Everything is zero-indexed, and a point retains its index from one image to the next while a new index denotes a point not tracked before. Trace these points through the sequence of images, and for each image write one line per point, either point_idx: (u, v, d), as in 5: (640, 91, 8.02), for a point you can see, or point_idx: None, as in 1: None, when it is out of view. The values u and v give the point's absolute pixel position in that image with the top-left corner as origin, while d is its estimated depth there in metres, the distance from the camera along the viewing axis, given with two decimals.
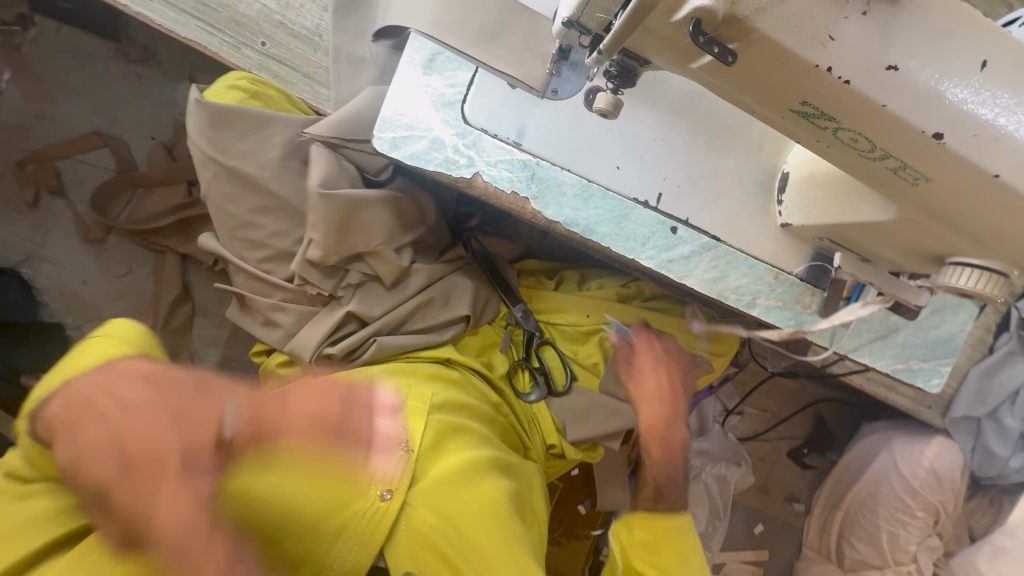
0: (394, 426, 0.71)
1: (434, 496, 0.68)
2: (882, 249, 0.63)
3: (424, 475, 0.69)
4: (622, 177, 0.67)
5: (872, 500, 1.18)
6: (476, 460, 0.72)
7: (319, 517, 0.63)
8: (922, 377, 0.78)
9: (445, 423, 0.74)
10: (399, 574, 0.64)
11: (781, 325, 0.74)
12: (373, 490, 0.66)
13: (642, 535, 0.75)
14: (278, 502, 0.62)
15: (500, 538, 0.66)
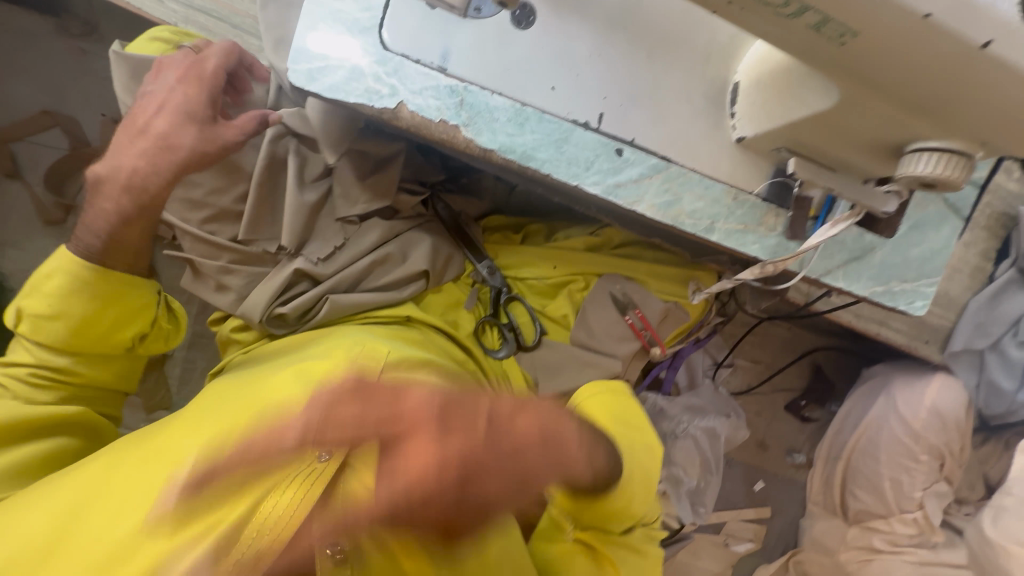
0: (343, 386, 0.65)
1: (379, 460, 0.61)
2: (841, 151, 0.57)
3: (372, 437, 0.62)
4: (559, 98, 0.63)
5: (874, 447, 1.12)
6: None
7: (241, 481, 0.56)
8: (905, 300, 0.73)
9: (402, 382, 0.68)
10: (330, 545, 0.56)
11: (745, 250, 0.69)
12: (308, 453, 0.59)
13: (569, 504, 0.76)
14: (197, 463, 0.57)
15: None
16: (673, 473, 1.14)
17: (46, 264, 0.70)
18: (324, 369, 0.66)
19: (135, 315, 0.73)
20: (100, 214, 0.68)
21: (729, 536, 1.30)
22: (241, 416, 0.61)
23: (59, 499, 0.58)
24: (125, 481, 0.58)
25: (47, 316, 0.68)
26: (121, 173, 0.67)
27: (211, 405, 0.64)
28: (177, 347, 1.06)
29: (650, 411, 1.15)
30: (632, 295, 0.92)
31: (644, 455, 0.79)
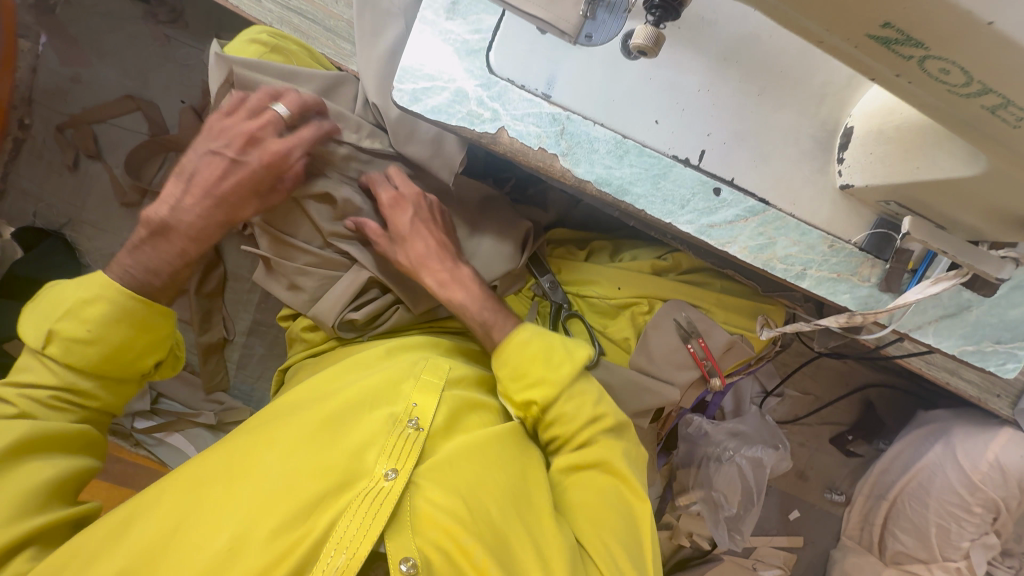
0: (406, 402, 0.66)
1: (443, 472, 0.62)
2: (959, 211, 0.55)
3: (438, 452, 0.64)
4: (661, 132, 0.61)
5: (923, 492, 1.08)
6: (491, 434, 0.68)
7: (319, 499, 0.57)
8: (995, 362, 0.70)
9: (461, 396, 0.70)
10: (402, 560, 0.55)
11: (834, 299, 0.67)
12: (377, 469, 0.60)
13: (504, 375, 0.70)
14: (276, 482, 0.57)
15: (515, 514, 0.62)
16: (713, 497, 1.14)
17: (90, 288, 0.62)
18: (388, 384, 0.67)
19: (162, 344, 0.67)
20: (155, 257, 0.65)
21: (758, 560, 1.30)
22: (313, 437, 0.61)
23: (149, 520, 0.55)
24: (207, 501, 0.56)
25: (80, 341, 0.61)
26: (187, 224, 0.65)
27: (285, 420, 0.63)
28: (238, 333, 1.09)
29: (693, 433, 1.16)
30: (697, 322, 0.91)
31: (555, 349, 0.70)
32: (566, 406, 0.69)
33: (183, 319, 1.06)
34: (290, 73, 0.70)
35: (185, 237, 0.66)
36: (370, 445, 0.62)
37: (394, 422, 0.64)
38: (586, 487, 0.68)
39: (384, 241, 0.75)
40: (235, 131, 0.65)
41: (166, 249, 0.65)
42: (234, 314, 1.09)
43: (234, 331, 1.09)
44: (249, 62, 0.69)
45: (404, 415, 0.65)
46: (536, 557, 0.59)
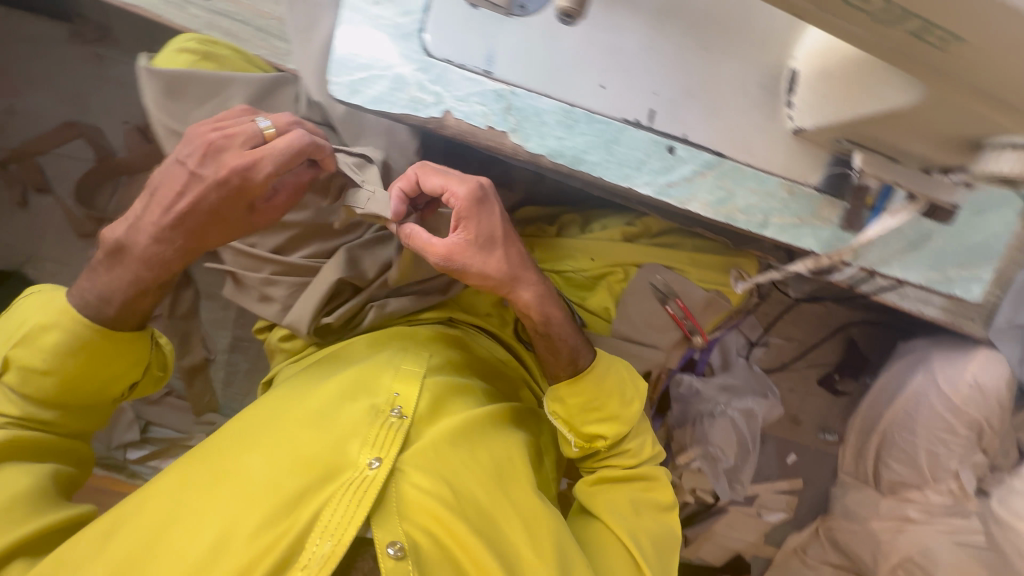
0: (387, 393, 0.66)
1: (428, 457, 0.62)
2: (910, 142, 0.55)
3: (421, 438, 0.64)
4: (608, 97, 0.61)
5: (911, 420, 1.11)
6: (473, 417, 0.69)
7: (302, 493, 0.56)
8: (961, 286, 0.71)
9: (441, 382, 0.71)
10: (389, 544, 0.55)
11: (800, 244, 0.67)
12: (361, 459, 0.60)
13: (575, 401, 0.72)
14: (258, 480, 0.56)
15: (500, 494, 0.64)
16: (710, 452, 1.17)
17: (42, 313, 0.60)
18: (369, 377, 0.68)
19: (129, 365, 0.64)
20: (107, 277, 0.60)
21: (761, 506, 1.34)
22: (294, 434, 0.60)
23: (125, 526, 0.54)
24: (186, 505, 0.55)
25: (38, 370, 0.60)
26: (140, 246, 0.60)
27: (265, 419, 0.62)
28: (219, 351, 1.08)
29: (685, 392, 1.17)
30: (672, 283, 0.91)
31: (627, 380, 0.75)
32: (630, 440, 0.75)
33: None
34: (224, 80, 0.68)
35: (137, 259, 0.60)
36: (351, 436, 0.61)
37: (377, 412, 0.64)
38: (620, 499, 0.72)
39: (472, 249, 0.65)
40: (199, 139, 0.59)
41: (120, 270, 0.60)
42: (213, 333, 1.08)
43: (215, 350, 1.08)
44: (180, 73, 0.66)
45: (387, 404, 0.65)
46: (523, 533, 0.62)
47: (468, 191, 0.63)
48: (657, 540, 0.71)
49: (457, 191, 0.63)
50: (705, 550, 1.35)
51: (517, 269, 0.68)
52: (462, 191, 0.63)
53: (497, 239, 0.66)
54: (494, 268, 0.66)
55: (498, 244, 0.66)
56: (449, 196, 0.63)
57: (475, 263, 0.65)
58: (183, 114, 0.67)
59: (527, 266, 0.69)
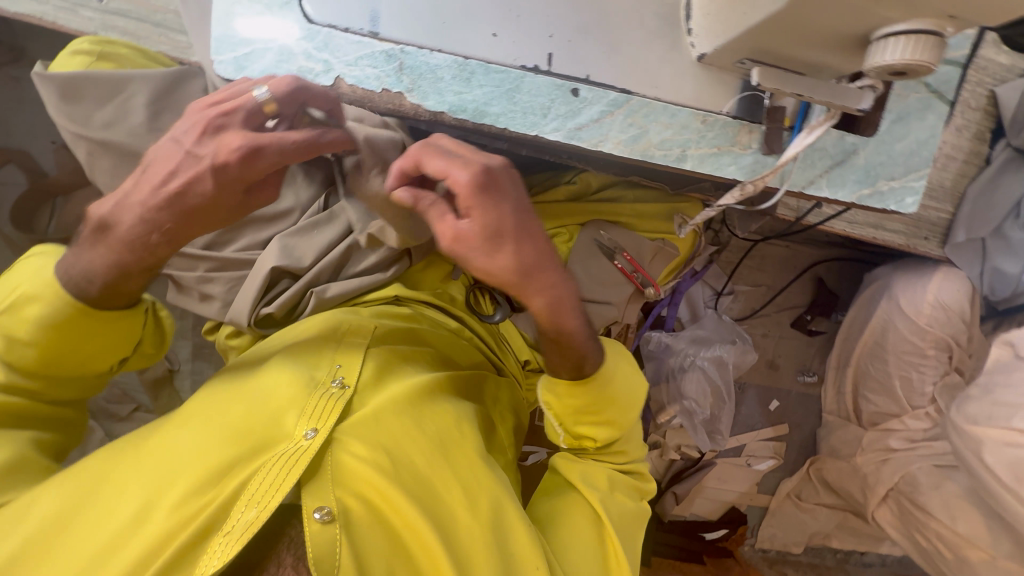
0: (330, 364, 0.65)
1: (368, 427, 0.60)
2: (811, 51, 0.53)
3: (362, 408, 0.62)
4: (503, 45, 0.60)
5: (881, 348, 1.11)
6: (417, 385, 0.67)
7: (230, 463, 0.54)
8: (895, 200, 0.70)
9: (386, 354, 0.70)
10: (316, 510, 0.53)
11: (721, 173, 0.66)
12: (297, 429, 0.58)
13: (572, 401, 0.69)
14: (187, 452, 0.55)
15: (441, 460, 0.61)
16: (686, 406, 1.16)
17: (25, 284, 0.59)
18: (311, 348, 0.66)
19: (116, 341, 0.61)
20: (94, 260, 0.57)
21: (750, 456, 1.34)
22: (230, 407, 0.59)
23: (50, 499, 0.53)
24: (115, 480, 0.54)
25: (22, 343, 0.58)
26: (126, 226, 0.56)
27: (203, 396, 0.61)
28: (182, 361, 1.08)
29: (656, 349, 1.18)
30: (619, 237, 0.91)
31: (632, 381, 0.72)
32: (624, 441, 0.73)
33: None
34: (123, 78, 0.67)
35: (122, 245, 0.56)
36: (288, 408, 0.60)
37: (317, 383, 0.62)
38: (594, 471, 0.70)
39: (473, 243, 0.55)
40: (197, 116, 0.55)
41: (102, 251, 0.56)
42: (174, 343, 1.07)
43: (178, 360, 1.07)
44: (76, 75, 0.65)
45: (328, 376, 0.64)
46: (463, 500, 0.60)
47: (467, 176, 0.53)
48: (629, 512, 0.69)
49: (458, 175, 0.53)
50: (698, 504, 1.35)
51: (531, 270, 0.58)
52: (461, 178, 0.53)
53: (505, 234, 0.55)
54: (492, 272, 0.56)
55: (506, 240, 0.55)
56: (449, 181, 0.53)
57: (477, 258, 0.55)
58: (86, 117, 0.66)
59: (545, 268, 0.59)
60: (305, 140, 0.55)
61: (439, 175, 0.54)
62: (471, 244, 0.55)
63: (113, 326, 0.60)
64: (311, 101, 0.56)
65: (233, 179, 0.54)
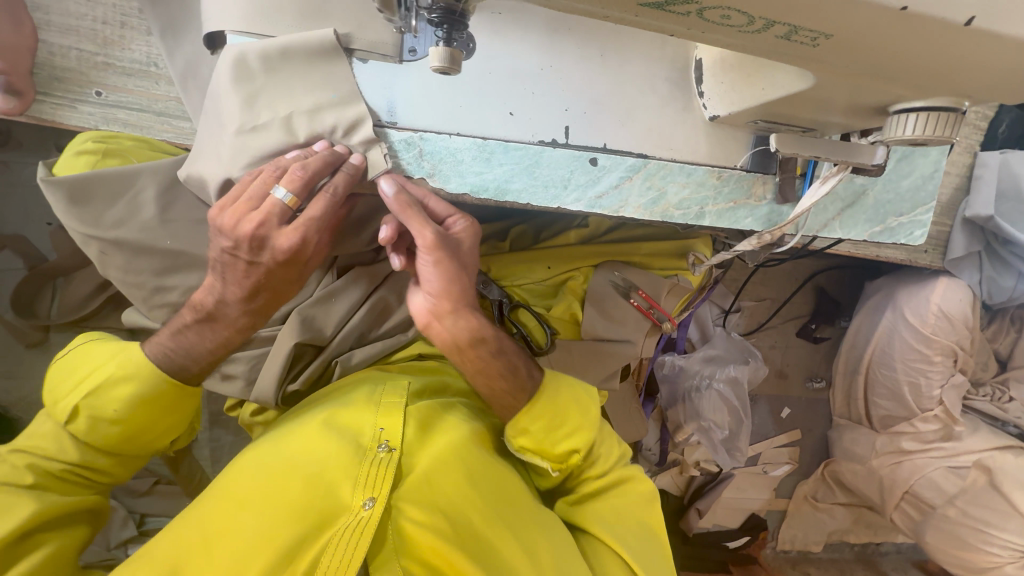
0: (372, 429, 0.67)
1: (422, 490, 0.63)
2: (827, 115, 0.54)
3: (412, 471, 0.64)
4: (519, 124, 0.60)
5: (889, 356, 1.15)
6: (461, 439, 0.69)
7: (296, 544, 0.56)
8: (905, 234, 0.72)
9: (425, 408, 0.71)
10: None
11: (738, 226, 0.68)
12: (356, 500, 0.60)
13: (541, 424, 0.65)
14: (252, 534, 0.56)
15: (496, 518, 0.63)
16: (704, 425, 1.20)
17: (110, 362, 0.60)
18: (351, 417, 0.67)
19: (175, 418, 0.63)
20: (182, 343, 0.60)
21: (766, 463, 1.38)
22: (287, 481, 0.60)
23: None
24: (183, 565, 0.54)
25: (95, 420, 0.59)
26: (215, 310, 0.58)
27: (253, 472, 0.61)
28: (199, 430, 1.06)
29: (670, 373, 1.19)
30: (638, 278, 0.92)
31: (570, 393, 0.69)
32: (599, 452, 0.71)
33: None
34: (131, 173, 0.65)
35: (213, 325, 0.59)
36: (342, 477, 0.61)
37: (364, 450, 0.64)
38: (608, 511, 0.68)
39: (435, 256, 0.58)
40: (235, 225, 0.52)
41: (189, 336, 0.59)
42: None
43: (195, 429, 1.06)
44: (85, 176, 0.64)
45: (373, 441, 0.65)
46: (519, 553, 0.61)
47: (460, 224, 0.60)
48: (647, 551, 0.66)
49: (460, 222, 0.60)
50: (719, 515, 1.39)
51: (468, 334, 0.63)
52: (461, 221, 0.60)
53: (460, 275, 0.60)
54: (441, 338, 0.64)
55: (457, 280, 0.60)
56: (452, 219, 0.60)
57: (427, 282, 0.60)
58: (97, 217, 0.65)
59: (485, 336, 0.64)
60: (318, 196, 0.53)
61: (442, 214, 0.60)
62: (432, 281, 0.59)
63: (178, 410, 0.62)
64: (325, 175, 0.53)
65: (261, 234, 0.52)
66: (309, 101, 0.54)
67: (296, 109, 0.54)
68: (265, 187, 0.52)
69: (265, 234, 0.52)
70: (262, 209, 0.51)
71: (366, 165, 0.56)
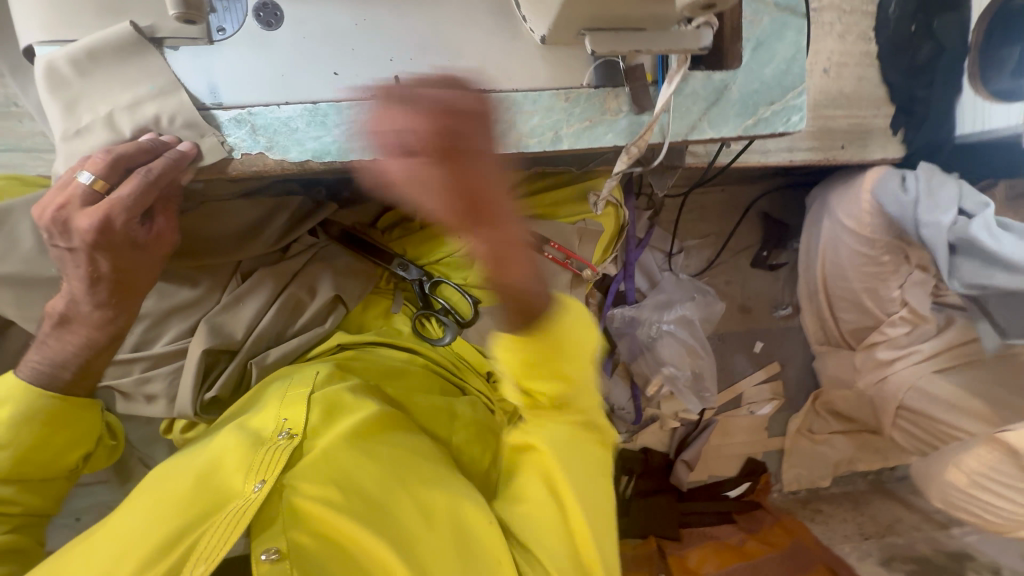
0: (276, 420, 0.63)
1: (321, 470, 0.58)
2: (631, 3, 0.53)
3: (312, 453, 0.60)
4: (346, 82, 0.60)
5: (839, 265, 1.11)
6: (373, 417, 0.66)
7: (174, 535, 0.50)
8: (780, 122, 0.71)
9: (336, 392, 0.68)
10: (262, 551, 0.50)
11: (601, 144, 0.67)
12: (246, 486, 0.55)
13: None
14: (127, 533, 0.51)
15: (401, 489, 0.59)
16: (666, 373, 1.17)
17: None
18: (259, 415, 0.65)
19: (78, 429, 0.63)
20: (60, 352, 0.60)
21: (751, 403, 1.34)
22: (177, 481, 0.56)
23: None
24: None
25: None
26: (85, 314, 0.59)
27: (147, 483, 0.57)
28: None
29: (622, 325, 1.16)
30: (545, 228, 0.90)
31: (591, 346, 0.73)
32: None
33: (101, 479, 1.02)
34: (3, 210, 0.67)
35: (88, 325, 0.59)
36: (234, 467, 0.57)
37: (263, 440, 0.60)
38: None
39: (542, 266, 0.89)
40: (46, 215, 0.54)
41: (68, 344, 0.59)
42: None
43: None
44: None
45: (275, 431, 0.62)
46: (421, 522, 0.57)
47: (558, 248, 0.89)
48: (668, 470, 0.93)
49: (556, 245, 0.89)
50: (712, 465, 1.34)
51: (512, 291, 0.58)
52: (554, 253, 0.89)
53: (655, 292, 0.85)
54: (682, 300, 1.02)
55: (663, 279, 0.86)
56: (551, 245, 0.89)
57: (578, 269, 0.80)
58: None
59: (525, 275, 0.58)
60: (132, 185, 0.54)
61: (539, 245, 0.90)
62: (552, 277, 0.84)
63: (74, 420, 0.62)
64: (130, 159, 0.54)
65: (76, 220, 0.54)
66: (126, 96, 0.55)
67: (115, 106, 0.55)
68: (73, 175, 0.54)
69: (67, 215, 0.54)
70: (64, 194, 0.53)
71: (199, 152, 0.57)
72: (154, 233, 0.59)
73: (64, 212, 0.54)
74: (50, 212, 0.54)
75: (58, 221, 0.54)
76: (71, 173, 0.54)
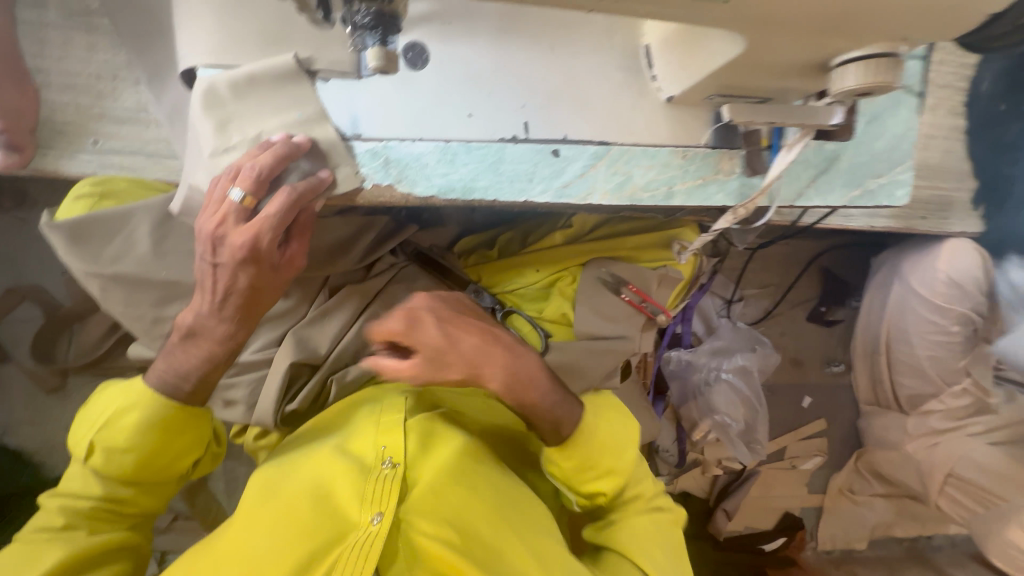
0: (375, 447, 0.65)
1: (428, 504, 0.61)
2: (773, 80, 0.55)
3: (418, 486, 0.63)
4: (479, 125, 0.62)
5: (904, 330, 1.11)
6: (466, 451, 0.67)
7: (304, 562, 0.56)
8: (885, 195, 0.71)
9: (427, 421, 0.70)
10: None
11: (710, 202, 0.68)
12: (363, 518, 0.59)
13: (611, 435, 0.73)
14: (259, 556, 0.56)
15: (506, 526, 0.62)
16: (720, 421, 1.15)
17: (119, 397, 0.63)
18: (357, 438, 0.67)
19: (192, 438, 0.65)
20: (182, 362, 0.62)
21: (794, 458, 1.33)
22: (294, 504, 0.60)
23: None
24: None
25: (114, 452, 0.61)
26: (210, 327, 0.62)
27: (264, 499, 0.62)
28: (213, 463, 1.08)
29: (677, 368, 1.18)
30: (626, 271, 0.91)
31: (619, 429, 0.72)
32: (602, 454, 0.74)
33: None
34: (125, 213, 0.70)
35: (211, 340, 0.62)
36: (348, 496, 0.61)
37: (368, 468, 0.63)
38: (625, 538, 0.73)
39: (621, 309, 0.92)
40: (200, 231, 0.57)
41: (191, 353, 0.62)
42: None
43: None
44: (82, 218, 0.68)
45: (377, 459, 0.64)
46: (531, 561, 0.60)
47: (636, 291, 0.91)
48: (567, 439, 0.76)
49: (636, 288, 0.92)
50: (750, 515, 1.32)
51: None
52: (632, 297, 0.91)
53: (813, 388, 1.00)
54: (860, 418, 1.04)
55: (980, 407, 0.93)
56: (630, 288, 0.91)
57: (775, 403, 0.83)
58: (96, 254, 0.69)
59: None
60: (280, 203, 0.56)
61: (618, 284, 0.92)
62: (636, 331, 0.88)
63: (189, 430, 0.64)
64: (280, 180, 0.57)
65: (228, 239, 0.57)
66: (276, 121, 0.58)
67: (265, 129, 0.57)
68: (222, 193, 0.56)
69: (221, 233, 0.57)
70: (219, 210, 0.56)
71: (336, 181, 0.59)
72: (287, 255, 0.61)
73: (218, 227, 0.57)
74: (208, 227, 0.57)
75: (210, 237, 0.57)
76: (220, 189, 0.56)
